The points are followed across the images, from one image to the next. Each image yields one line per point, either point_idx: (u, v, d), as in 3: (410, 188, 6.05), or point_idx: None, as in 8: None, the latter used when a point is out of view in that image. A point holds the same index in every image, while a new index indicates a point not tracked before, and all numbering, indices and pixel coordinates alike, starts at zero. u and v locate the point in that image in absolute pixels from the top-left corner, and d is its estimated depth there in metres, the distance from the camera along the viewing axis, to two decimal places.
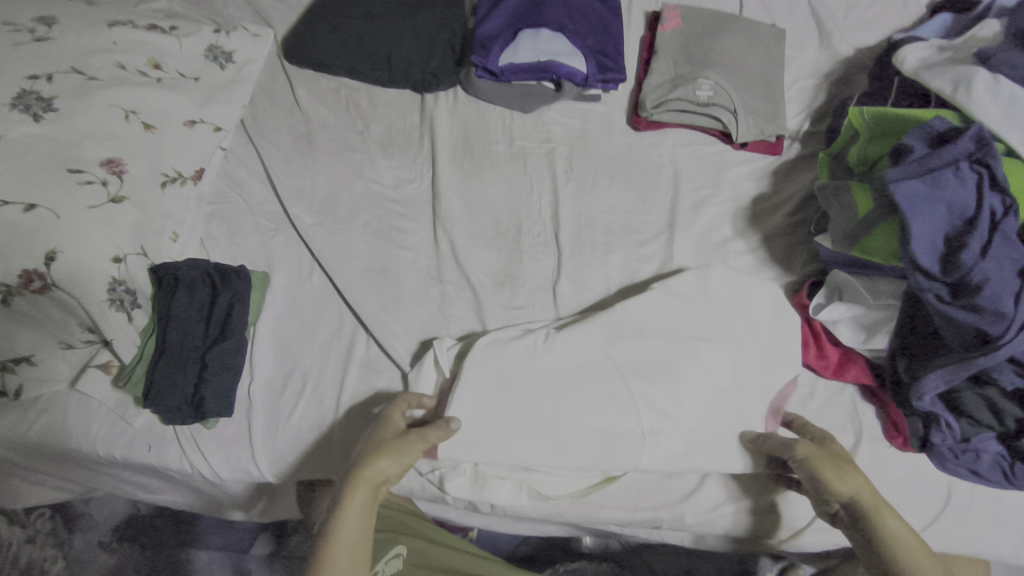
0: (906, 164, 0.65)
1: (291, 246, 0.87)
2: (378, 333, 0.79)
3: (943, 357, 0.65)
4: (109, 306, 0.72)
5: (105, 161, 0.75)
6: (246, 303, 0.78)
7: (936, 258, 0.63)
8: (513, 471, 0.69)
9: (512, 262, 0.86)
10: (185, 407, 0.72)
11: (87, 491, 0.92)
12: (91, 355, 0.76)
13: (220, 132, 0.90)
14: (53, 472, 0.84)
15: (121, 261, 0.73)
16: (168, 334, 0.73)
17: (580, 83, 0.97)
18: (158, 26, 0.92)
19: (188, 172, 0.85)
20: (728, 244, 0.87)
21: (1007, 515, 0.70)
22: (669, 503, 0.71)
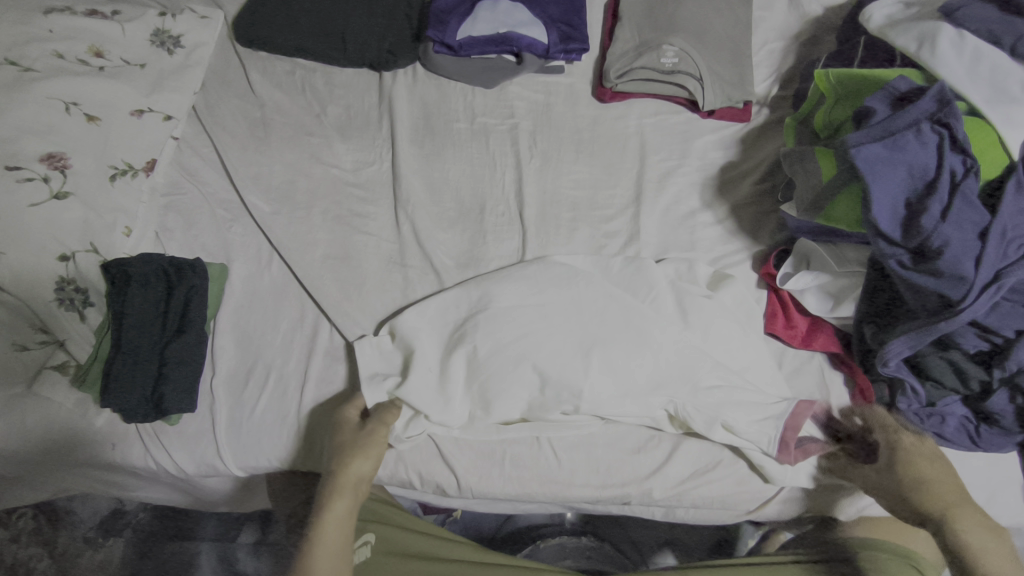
0: (868, 126, 0.63)
1: (250, 235, 0.85)
2: (340, 322, 0.78)
3: (907, 322, 0.64)
4: (58, 306, 0.70)
5: (45, 157, 0.73)
6: (203, 297, 0.77)
7: (897, 223, 0.62)
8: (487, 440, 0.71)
9: (476, 243, 0.84)
10: (145, 404, 0.71)
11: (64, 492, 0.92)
12: (47, 357, 0.73)
13: (171, 121, 0.87)
14: (27, 477, 0.83)
15: (69, 259, 0.71)
16: (122, 332, 0.72)
17: (541, 55, 0.94)
18: (100, 12, 0.89)
19: (139, 164, 0.82)
20: (695, 216, 0.86)
21: (973, 476, 0.70)
22: (637, 480, 0.71)
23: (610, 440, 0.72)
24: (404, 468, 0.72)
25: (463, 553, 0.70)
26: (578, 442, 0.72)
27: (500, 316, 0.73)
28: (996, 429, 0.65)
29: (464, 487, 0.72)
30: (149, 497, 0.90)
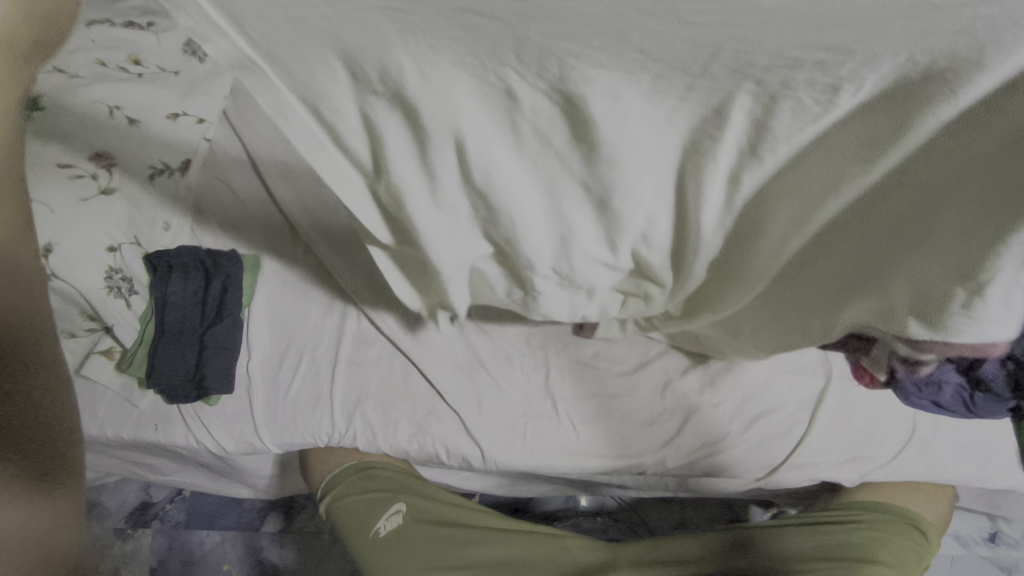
0: None
1: (279, 230, 0.90)
2: (368, 308, 0.83)
3: None
4: (107, 294, 0.74)
5: (94, 156, 0.78)
6: (239, 286, 0.82)
7: None
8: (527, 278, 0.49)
9: None
10: (187, 386, 0.76)
11: (101, 477, 0.96)
12: (93, 342, 0.78)
13: (203, 124, 0.93)
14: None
15: (116, 250, 0.76)
16: (166, 318, 0.77)
17: None
18: (136, 23, 0.95)
19: (175, 163, 0.87)
20: None
21: (967, 442, 0.75)
22: (651, 451, 0.75)
23: (624, 412, 0.77)
24: (431, 441, 0.76)
25: (483, 519, 0.74)
26: (594, 415, 0.77)
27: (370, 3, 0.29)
28: (988, 395, 0.68)
29: (487, 459, 0.76)
30: (183, 481, 0.94)
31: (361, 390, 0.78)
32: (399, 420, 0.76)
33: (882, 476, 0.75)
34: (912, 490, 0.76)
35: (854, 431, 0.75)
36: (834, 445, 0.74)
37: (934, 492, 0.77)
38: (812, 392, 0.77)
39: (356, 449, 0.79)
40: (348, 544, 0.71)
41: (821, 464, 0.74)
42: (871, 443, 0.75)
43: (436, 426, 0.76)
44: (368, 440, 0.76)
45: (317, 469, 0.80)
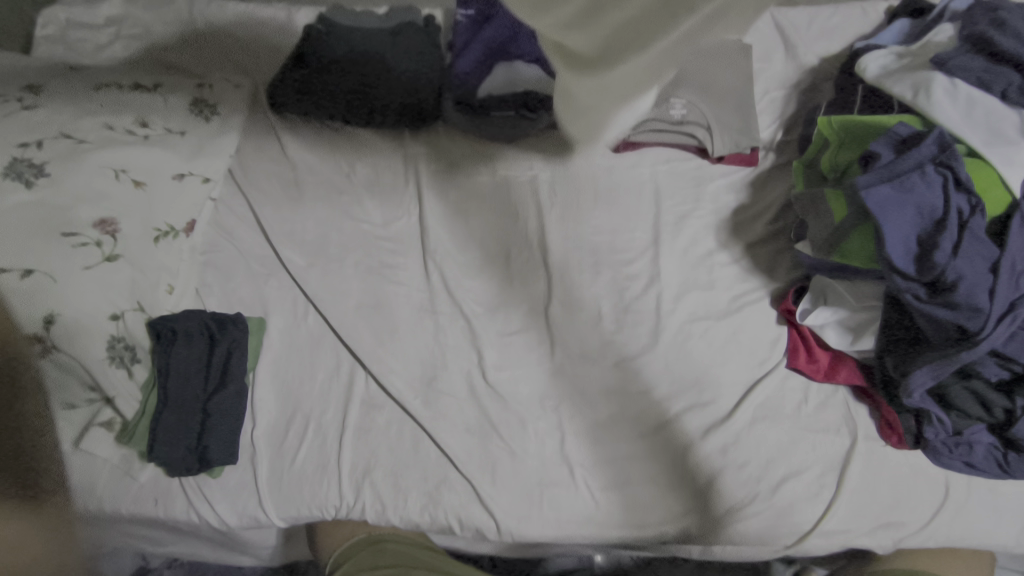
0: (875, 169, 0.67)
1: (285, 289, 0.89)
2: (376, 371, 0.80)
3: (928, 354, 0.67)
4: (109, 364, 0.74)
5: (98, 222, 0.77)
6: (244, 349, 0.80)
7: (911, 260, 0.65)
8: None
9: (504, 288, 0.88)
10: (190, 458, 0.73)
11: None
12: (93, 414, 0.74)
13: (209, 184, 0.92)
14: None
15: (119, 318, 0.75)
16: (168, 388, 0.75)
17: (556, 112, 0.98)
18: (142, 85, 0.96)
19: (180, 225, 0.88)
20: (712, 257, 0.89)
21: (1004, 504, 0.72)
22: (674, 519, 0.72)
23: (641, 480, 0.74)
24: (445, 513, 0.72)
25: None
26: (612, 481, 0.74)
27: None
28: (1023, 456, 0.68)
29: (502, 529, 0.72)
30: (181, 552, 0.90)
31: (370, 458, 0.75)
32: (410, 489, 0.73)
33: (917, 542, 0.72)
34: (948, 556, 0.73)
35: (885, 494, 0.72)
36: (865, 510, 0.71)
37: (970, 558, 0.74)
38: (838, 451, 0.74)
39: (364, 521, 0.76)
40: None
41: (852, 531, 0.71)
42: (902, 508, 0.72)
43: (448, 496, 0.73)
44: (378, 512, 0.73)
45: (325, 542, 0.77)
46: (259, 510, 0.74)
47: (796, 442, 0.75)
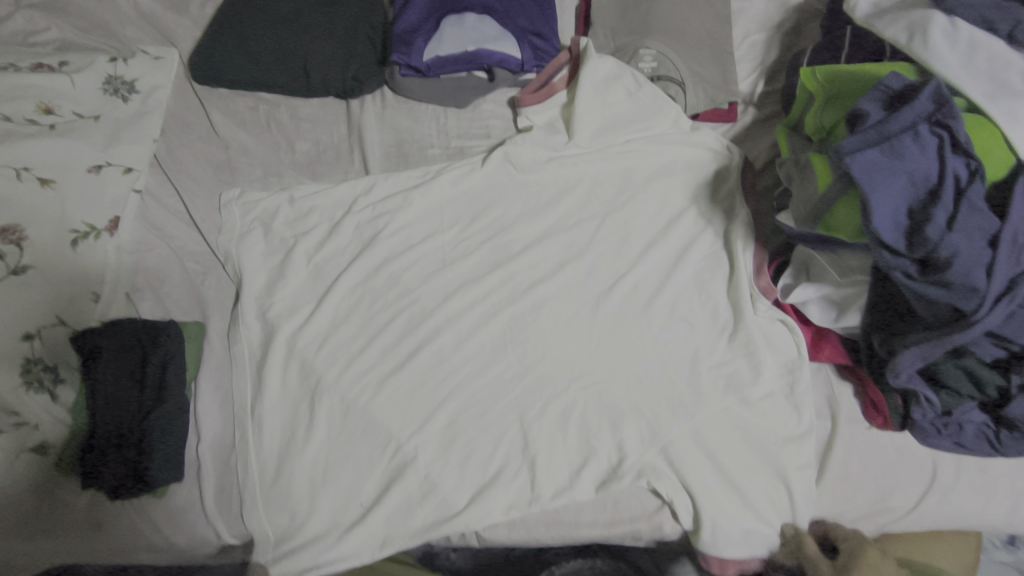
0: (861, 131, 0.60)
1: (225, 287, 0.82)
2: (330, 375, 0.76)
3: (920, 332, 0.61)
4: (25, 390, 0.67)
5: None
6: (181, 361, 0.73)
7: (900, 234, 0.58)
8: (513, 270, 0.81)
9: (462, 276, 0.81)
10: (131, 479, 0.67)
11: None
12: (21, 441, 0.66)
13: (131, 173, 0.82)
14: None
15: (34, 336, 0.69)
16: (97, 407, 0.68)
17: (514, 70, 0.91)
18: (46, 64, 0.86)
19: (101, 224, 0.78)
20: (683, 218, 0.83)
21: (995, 487, 0.70)
22: (646, 516, 0.70)
23: (597, 475, 0.70)
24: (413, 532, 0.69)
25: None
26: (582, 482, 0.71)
27: (480, 265, 0.81)
28: (1016, 434, 0.63)
29: (462, 508, 0.70)
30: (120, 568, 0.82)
31: (340, 471, 0.72)
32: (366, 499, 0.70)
33: (901, 526, 0.70)
34: (935, 541, 0.72)
35: (871, 485, 0.70)
36: (851, 493, 0.70)
37: (958, 543, 0.73)
38: (821, 434, 0.72)
39: None
40: None
41: None
42: (894, 492, 0.70)
43: (421, 513, 0.70)
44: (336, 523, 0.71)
45: None
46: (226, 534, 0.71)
47: (773, 428, 0.71)
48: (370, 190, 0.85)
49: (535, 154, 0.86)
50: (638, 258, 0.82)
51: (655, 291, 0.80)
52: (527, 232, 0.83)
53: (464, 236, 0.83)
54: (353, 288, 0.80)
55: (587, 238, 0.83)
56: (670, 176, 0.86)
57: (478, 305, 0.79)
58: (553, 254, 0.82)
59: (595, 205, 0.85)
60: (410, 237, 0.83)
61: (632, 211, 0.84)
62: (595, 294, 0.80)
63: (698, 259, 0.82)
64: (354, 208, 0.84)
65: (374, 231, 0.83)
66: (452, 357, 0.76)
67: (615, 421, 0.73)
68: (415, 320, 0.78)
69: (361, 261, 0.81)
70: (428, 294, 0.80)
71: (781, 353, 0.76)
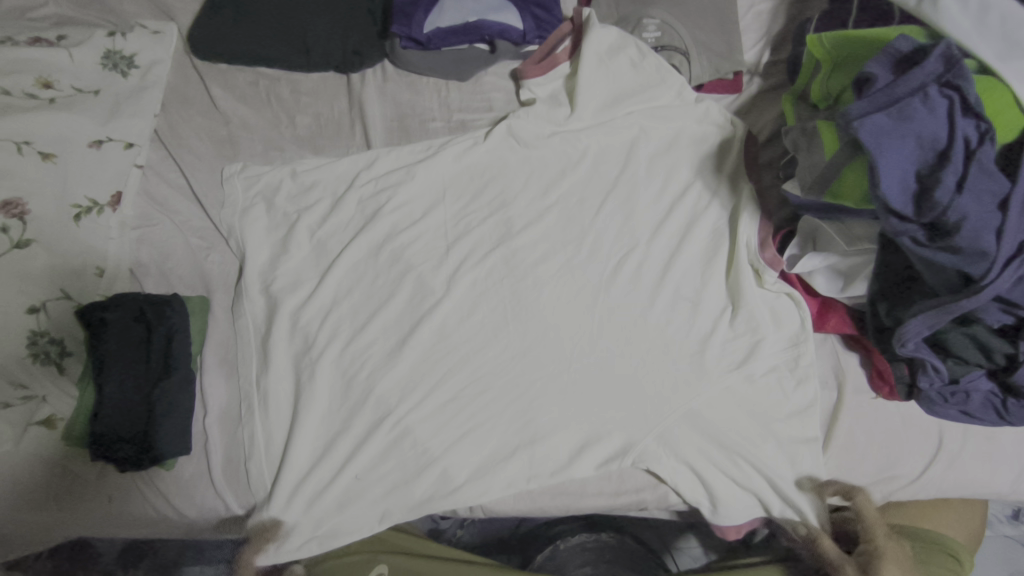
0: (870, 94, 0.59)
1: (228, 263, 0.82)
2: (334, 349, 0.75)
3: (927, 299, 0.61)
4: (33, 362, 0.68)
5: (2, 205, 0.71)
6: (185, 334, 0.73)
7: (908, 199, 0.57)
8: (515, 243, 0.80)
9: (466, 251, 0.80)
10: (137, 452, 0.68)
11: None
12: (30, 412, 0.68)
13: (133, 149, 0.82)
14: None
15: (39, 310, 0.69)
16: (105, 380, 0.68)
17: (516, 41, 0.90)
18: (44, 39, 0.86)
19: (104, 199, 0.78)
20: (689, 190, 0.82)
21: (1001, 455, 0.70)
22: (650, 485, 0.70)
23: (600, 455, 0.69)
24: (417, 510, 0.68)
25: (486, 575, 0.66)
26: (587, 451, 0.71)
27: (483, 239, 0.81)
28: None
29: (462, 483, 0.69)
30: None
31: (343, 446, 0.71)
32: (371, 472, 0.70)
33: (907, 495, 0.70)
34: (942, 508, 0.72)
35: (879, 454, 0.70)
36: (858, 465, 0.70)
37: (965, 509, 0.73)
38: (828, 405, 0.72)
39: None
40: None
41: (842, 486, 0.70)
42: (902, 462, 0.70)
43: (421, 485, 0.69)
44: None
45: None
46: (235, 503, 0.71)
47: (777, 401, 0.71)
48: (372, 163, 0.84)
49: (538, 127, 0.85)
50: (644, 231, 0.81)
51: (664, 266, 0.79)
52: (531, 206, 0.82)
53: (467, 210, 0.82)
54: (356, 263, 0.80)
55: (592, 210, 0.82)
56: (675, 149, 0.84)
57: (482, 279, 0.78)
58: (557, 228, 0.81)
59: (599, 178, 0.84)
60: (413, 212, 0.82)
61: (637, 183, 0.83)
62: (600, 267, 0.79)
63: (702, 234, 0.80)
64: (354, 183, 0.84)
65: (376, 205, 0.82)
66: (456, 331, 0.76)
67: None
68: (416, 295, 0.78)
69: (363, 235, 0.80)
70: (431, 272, 0.79)
71: (781, 327, 0.75)
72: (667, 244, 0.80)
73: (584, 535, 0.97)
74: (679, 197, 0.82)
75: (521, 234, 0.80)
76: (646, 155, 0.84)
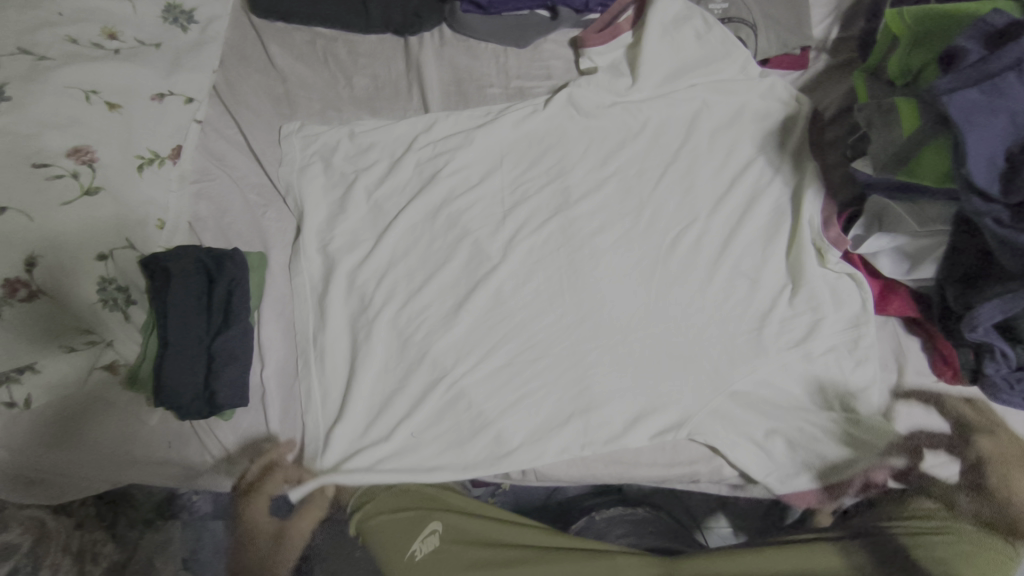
0: (960, 70, 0.57)
1: (285, 221, 0.82)
2: (392, 310, 0.76)
3: (1003, 283, 0.59)
4: (102, 307, 0.68)
5: (72, 151, 0.70)
6: (246, 288, 0.73)
7: (995, 178, 0.56)
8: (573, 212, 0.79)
9: (524, 218, 0.80)
10: (198, 401, 0.69)
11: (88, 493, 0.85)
12: (94, 357, 0.70)
13: (193, 103, 0.83)
14: (66, 486, 0.82)
15: (108, 257, 0.69)
16: (168, 329, 0.68)
17: (578, 9, 0.88)
18: None
19: (164, 152, 0.78)
20: (751, 165, 0.81)
21: None
22: (705, 459, 0.71)
23: (655, 425, 0.70)
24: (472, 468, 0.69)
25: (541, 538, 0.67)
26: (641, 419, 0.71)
27: (540, 207, 0.80)
28: None
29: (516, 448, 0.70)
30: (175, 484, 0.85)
31: (400, 405, 0.72)
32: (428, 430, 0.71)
33: None
34: None
35: (936, 438, 0.70)
36: (915, 448, 0.70)
37: None
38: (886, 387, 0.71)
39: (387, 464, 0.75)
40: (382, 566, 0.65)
41: None
42: None
43: (476, 445, 0.70)
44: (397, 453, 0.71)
45: None
46: (292, 454, 0.72)
47: (831, 380, 0.72)
48: (431, 127, 0.84)
49: (599, 97, 0.85)
50: (704, 207, 0.80)
51: (722, 243, 0.78)
52: (590, 176, 0.82)
53: (526, 177, 0.82)
54: (413, 225, 0.80)
55: (651, 183, 0.81)
56: (738, 124, 0.83)
57: (539, 247, 0.78)
58: (616, 199, 0.81)
59: (660, 150, 0.83)
60: (471, 177, 0.82)
61: (697, 158, 0.82)
62: (658, 240, 0.78)
63: (761, 213, 0.79)
64: (412, 147, 0.84)
65: (435, 169, 0.82)
66: (512, 297, 0.76)
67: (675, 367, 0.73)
68: (472, 258, 0.78)
69: (422, 198, 0.80)
70: (489, 237, 0.79)
71: (841, 311, 0.74)
72: (727, 220, 0.79)
73: (618, 508, 0.98)
74: (741, 173, 0.81)
75: (579, 204, 0.80)
76: (708, 129, 0.83)
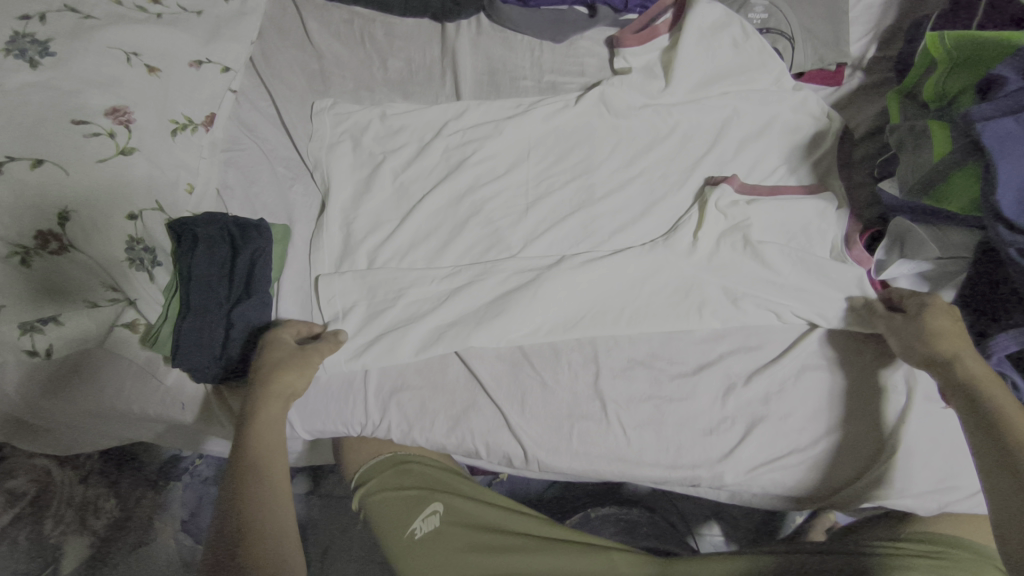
0: (998, 98, 0.59)
1: (310, 196, 0.83)
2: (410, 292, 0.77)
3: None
4: (129, 266, 0.68)
5: (110, 110, 0.70)
6: (268, 258, 0.74)
7: None
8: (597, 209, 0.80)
9: (547, 212, 0.80)
10: (216, 365, 0.71)
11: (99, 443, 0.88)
12: (116, 314, 0.71)
13: (229, 73, 0.84)
14: (64, 437, 0.84)
15: (137, 217, 0.69)
16: (190, 293, 0.69)
17: (618, 8, 0.89)
18: None
19: (198, 119, 0.80)
20: (777, 177, 0.82)
21: None
22: (709, 463, 0.70)
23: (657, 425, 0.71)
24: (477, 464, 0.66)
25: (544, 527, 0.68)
26: (646, 420, 0.72)
27: (562, 203, 0.81)
28: None
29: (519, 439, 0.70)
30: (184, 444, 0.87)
31: (411, 386, 0.73)
32: (438, 412, 0.71)
33: (964, 507, 0.70)
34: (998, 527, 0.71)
35: (939, 462, 0.70)
36: (919, 471, 0.69)
37: None
38: (894, 409, 0.72)
39: (392, 442, 0.76)
40: (382, 541, 0.66)
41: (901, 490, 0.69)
42: (962, 473, 0.70)
43: (482, 431, 0.71)
44: (404, 432, 0.72)
45: (350, 459, 0.77)
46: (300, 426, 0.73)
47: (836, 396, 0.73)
48: (463, 115, 0.85)
49: (632, 98, 0.85)
50: None
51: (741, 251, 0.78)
52: (615, 176, 0.82)
53: (552, 171, 0.82)
54: (436, 209, 0.80)
55: (677, 188, 0.81)
56: (768, 135, 0.83)
57: (560, 242, 0.79)
58: (639, 201, 0.81)
59: (687, 156, 0.83)
60: (497, 167, 0.83)
61: (724, 166, 0.82)
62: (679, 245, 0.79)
63: (784, 223, 0.78)
64: (442, 133, 0.84)
65: (463, 157, 0.83)
66: None
67: (684, 371, 0.74)
68: (491, 247, 0.78)
69: (447, 183, 0.81)
70: (511, 228, 0.79)
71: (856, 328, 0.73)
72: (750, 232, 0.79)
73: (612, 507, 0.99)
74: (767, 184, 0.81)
75: (601, 202, 0.80)
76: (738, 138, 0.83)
